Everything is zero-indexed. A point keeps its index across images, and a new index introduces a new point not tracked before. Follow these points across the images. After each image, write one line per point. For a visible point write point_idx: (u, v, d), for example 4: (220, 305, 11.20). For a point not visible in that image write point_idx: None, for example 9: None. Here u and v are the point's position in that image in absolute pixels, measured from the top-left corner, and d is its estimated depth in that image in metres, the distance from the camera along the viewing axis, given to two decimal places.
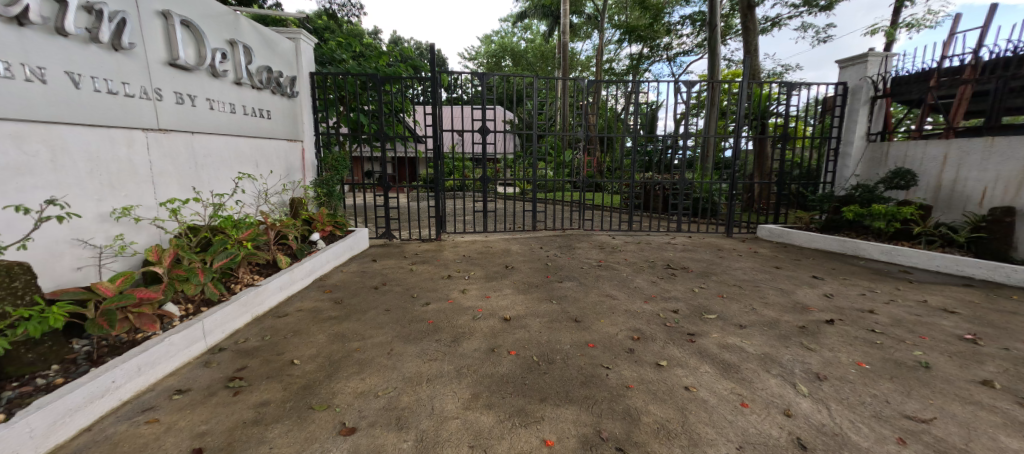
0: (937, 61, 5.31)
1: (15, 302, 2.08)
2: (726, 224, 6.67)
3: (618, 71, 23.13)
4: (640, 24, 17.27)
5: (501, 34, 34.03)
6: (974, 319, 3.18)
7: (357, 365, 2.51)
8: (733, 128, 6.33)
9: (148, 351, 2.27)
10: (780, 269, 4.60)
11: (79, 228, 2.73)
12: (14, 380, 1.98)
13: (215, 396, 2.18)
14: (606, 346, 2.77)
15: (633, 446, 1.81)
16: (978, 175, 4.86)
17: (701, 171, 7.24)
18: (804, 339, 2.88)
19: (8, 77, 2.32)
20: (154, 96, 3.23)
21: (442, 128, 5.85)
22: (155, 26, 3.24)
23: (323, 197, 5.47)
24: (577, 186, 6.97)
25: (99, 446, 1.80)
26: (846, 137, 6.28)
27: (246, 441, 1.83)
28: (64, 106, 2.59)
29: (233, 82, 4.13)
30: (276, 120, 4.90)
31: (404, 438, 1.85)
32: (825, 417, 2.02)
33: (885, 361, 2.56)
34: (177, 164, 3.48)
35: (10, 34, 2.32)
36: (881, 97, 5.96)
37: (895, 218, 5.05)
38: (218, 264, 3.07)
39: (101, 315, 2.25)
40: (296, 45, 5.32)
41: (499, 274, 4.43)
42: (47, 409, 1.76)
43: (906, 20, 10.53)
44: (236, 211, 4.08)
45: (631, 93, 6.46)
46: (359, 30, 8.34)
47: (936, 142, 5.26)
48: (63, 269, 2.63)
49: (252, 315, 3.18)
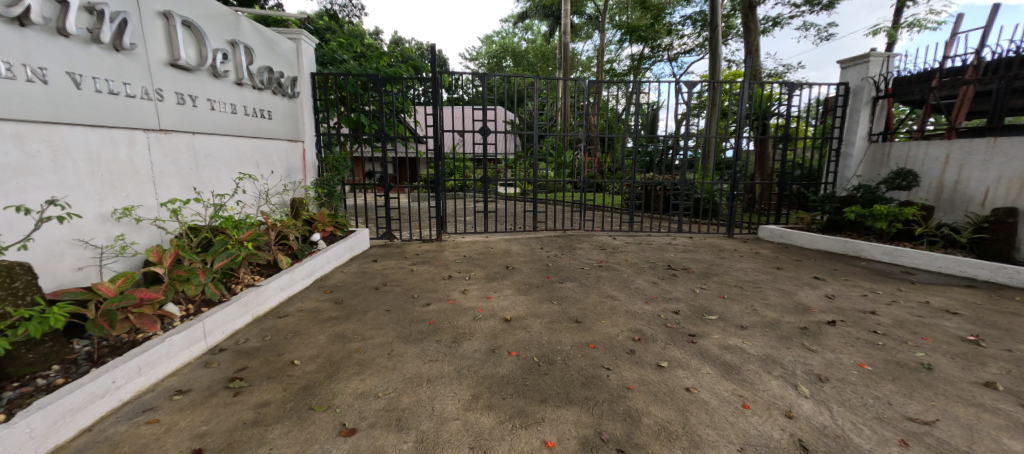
0: (940, 60, 5.28)
1: (15, 302, 2.07)
2: (727, 224, 6.67)
3: (618, 71, 23.14)
4: (641, 24, 17.22)
5: (502, 34, 34.07)
6: (976, 321, 3.17)
7: (358, 366, 2.51)
8: (734, 128, 6.31)
9: (149, 352, 2.27)
10: (781, 270, 4.60)
11: (80, 229, 2.73)
12: (14, 380, 1.98)
13: (215, 397, 2.18)
14: (607, 347, 2.77)
15: (633, 448, 1.81)
16: (980, 176, 4.85)
17: (703, 172, 7.18)
18: (806, 340, 2.88)
19: (9, 78, 2.31)
20: (155, 96, 3.23)
21: (443, 129, 5.82)
22: (156, 26, 3.25)
23: (324, 197, 5.47)
24: (577, 186, 6.87)
25: (100, 446, 1.80)
26: (848, 137, 6.26)
27: (246, 442, 1.82)
28: (65, 106, 2.59)
29: (233, 82, 4.13)
30: (277, 120, 4.90)
31: (404, 439, 1.85)
32: (827, 418, 2.01)
33: (887, 362, 2.55)
34: (178, 165, 3.49)
35: (11, 34, 2.32)
36: (883, 97, 5.94)
37: (897, 219, 5.03)
38: (219, 265, 3.07)
39: (102, 315, 2.26)
40: (297, 46, 5.33)
41: (500, 275, 4.43)
42: (47, 410, 1.76)
43: (908, 19, 10.50)
44: (236, 211, 4.09)
45: (632, 93, 6.45)
46: (359, 31, 8.34)
47: (939, 143, 5.24)
48: (64, 269, 2.63)
49: (253, 315, 3.18)
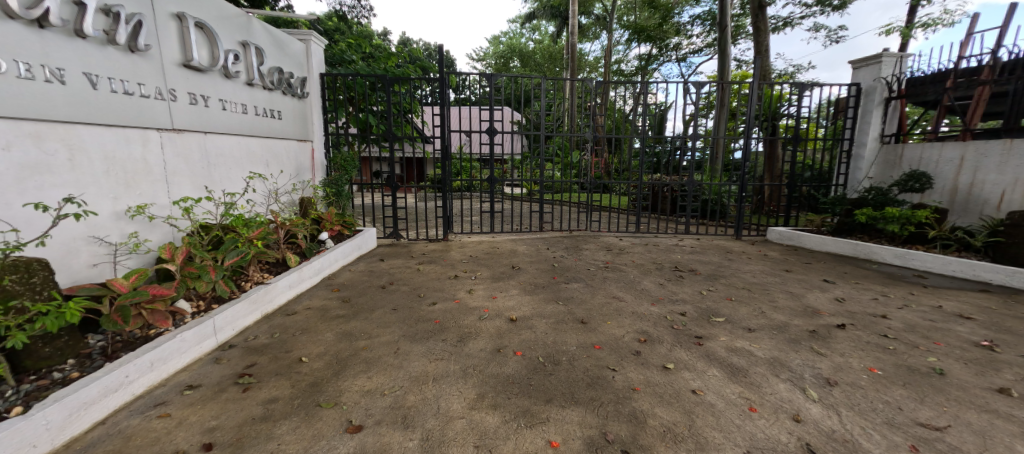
0: (954, 61, 5.19)
1: (33, 297, 2.13)
2: (735, 225, 6.55)
3: (626, 71, 23.03)
4: (650, 24, 17.00)
5: (510, 34, 34.22)
6: (990, 326, 3.11)
7: (364, 364, 2.53)
8: (743, 128, 6.20)
9: (161, 347, 2.31)
10: (790, 272, 4.55)
11: (96, 226, 2.79)
12: (31, 373, 2.03)
13: (225, 392, 2.21)
14: (612, 348, 2.76)
15: (638, 449, 1.80)
16: (996, 179, 4.78)
17: (711, 173, 6.90)
18: (815, 343, 2.85)
19: (28, 78, 2.37)
20: (168, 96, 3.29)
21: (450, 130, 5.75)
22: (170, 28, 3.30)
23: (332, 197, 5.52)
24: (584, 187, 6.62)
25: (113, 439, 1.84)
26: (859, 139, 6.16)
27: (255, 437, 1.86)
28: (82, 106, 2.65)
29: (245, 83, 4.19)
30: (287, 121, 4.96)
31: (409, 437, 1.86)
32: (836, 423, 1.99)
33: (898, 367, 2.51)
34: (190, 163, 3.54)
35: (31, 36, 2.37)
36: (896, 98, 5.82)
37: (909, 221, 4.93)
38: (229, 263, 3.13)
39: (116, 311, 2.31)
40: (307, 47, 5.40)
41: (506, 275, 4.44)
42: (63, 402, 1.80)
43: (922, 19, 10.40)
44: (246, 210, 4.15)
45: (640, 93, 6.32)
46: (368, 32, 8.50)
47: (953, 145, 5.18)
48: (80, 266, 2.69)
49: (263, 313, 3.23)
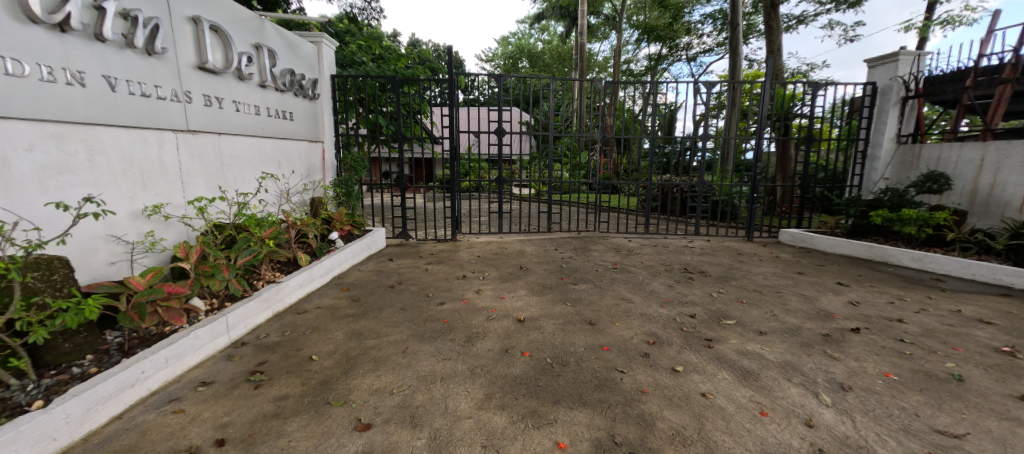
0: (974, 59, 5.10)
1: (54, 294, 2.18)
2: (746, 227, 6.46)
3: (636, 71, 22.88)
4: (659, 24, 16.86)
5: (518, 34, 34.22)
6: (1012, 331, 3.02)
7: (373, 363, 2.55)
8: (755, 128, 6.10)
9: (175, 344, 2.35)
10: (803, 275, 4.47)
11: (113, 225, 2.85)
12: (52, 368, 2.08)
13: (237, 389, 2.24)
14: (621, 350, 2.75)
15: (646, 452, 1.79)
16: (1018, 180, 4.64)
17: (722, 174, 6.76)
18: (828, 347, 2.80)
19: (50, 81, 2.43)
20: (184, 98, 3.36)
21: (459, 131, 5.76)
22: (186, 31, 3.37)
23: (343, 197, 5.58)
24: (593, 188, 6.43)
25: (130, 433, 1.88)
26: (875, 139, 6.04)
27: (266, 434, 1.88)
28: (101, 108, 2.71)
29: (258, 85, 4.26)
30: (298, 122, 5.03)
31: (417, 436, 1.87)
32: (850, 428, 1.95)
33: (914, 372, 2.46)
34: (204, 164, 3.61)
35: (53, 40, 2.43)
36: (913, 97, 5.71)
37: (927, 223, 4.80)
38: (242, 261, 3.18)
39: (133, 308, 2.36)
40: (319, 49, 5.46)
41: (514, 275, 4.44)
42: (82, 397, 1.85)
43: (941, 16, 10.14)
44: (259, 210, 4.22)
45: (650, 93, 6.24)
46: (378, 34, 8.58)
47: (973, 145, 5.06)
48: (99, 264, 2.75)
49: (274, 311, 3.27)
